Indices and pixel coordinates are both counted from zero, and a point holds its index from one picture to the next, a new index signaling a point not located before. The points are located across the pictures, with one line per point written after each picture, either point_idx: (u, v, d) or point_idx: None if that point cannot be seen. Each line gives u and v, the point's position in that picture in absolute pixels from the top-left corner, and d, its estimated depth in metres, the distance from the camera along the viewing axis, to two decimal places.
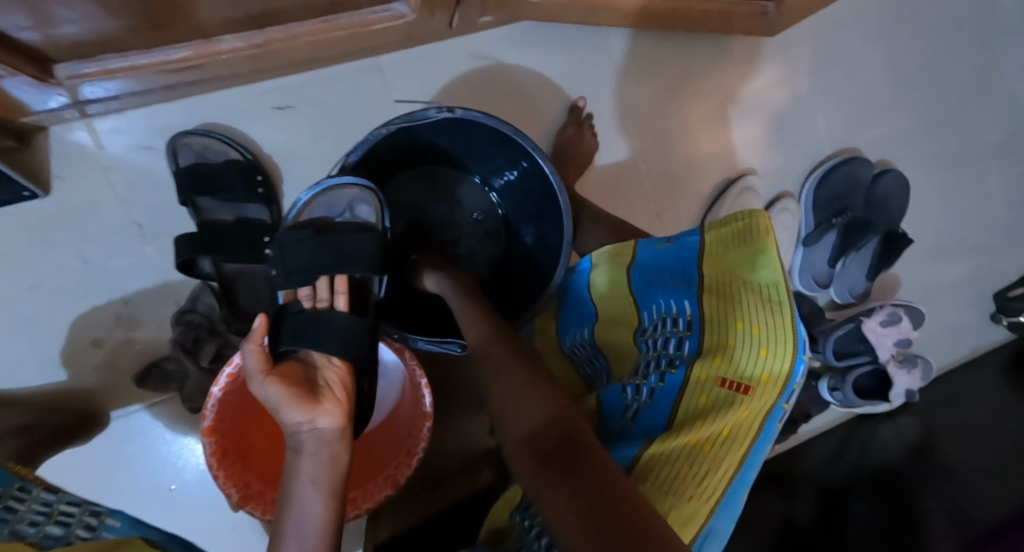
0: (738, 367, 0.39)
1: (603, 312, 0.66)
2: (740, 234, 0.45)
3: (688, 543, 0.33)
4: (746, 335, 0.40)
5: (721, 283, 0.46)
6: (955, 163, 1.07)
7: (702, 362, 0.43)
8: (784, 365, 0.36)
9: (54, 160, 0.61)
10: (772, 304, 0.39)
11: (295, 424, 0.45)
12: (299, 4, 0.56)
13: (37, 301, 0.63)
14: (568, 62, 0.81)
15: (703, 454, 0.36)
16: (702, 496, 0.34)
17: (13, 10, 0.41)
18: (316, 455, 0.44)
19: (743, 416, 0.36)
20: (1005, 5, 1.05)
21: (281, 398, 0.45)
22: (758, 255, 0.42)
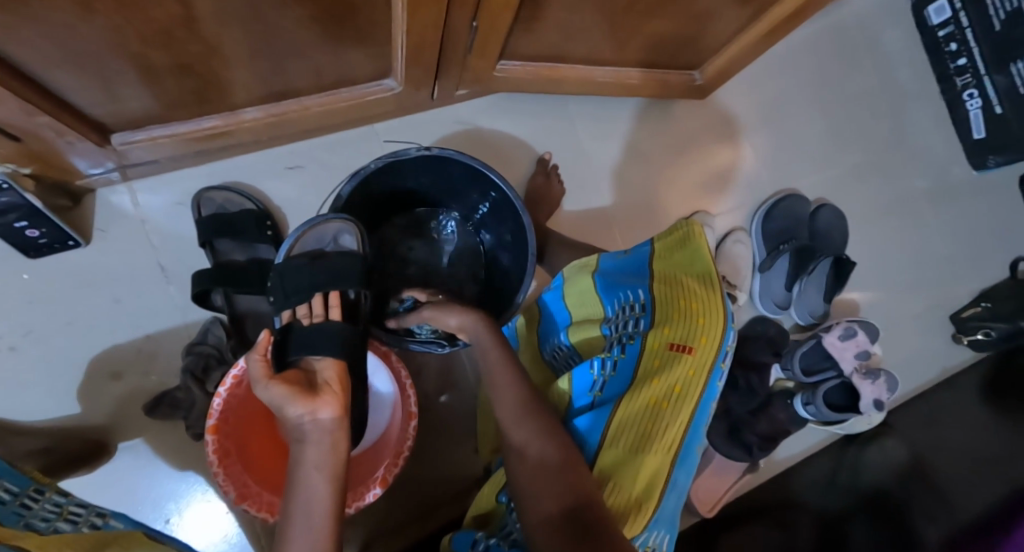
0: (683, 334, 0.44)
1: (578, 314, 0.61)
2: (680, 240, 0.53)
3: (656, 489, 0.40)
4: (690, 312, 0.46)
5: (669, 272, 0.52)
6: (893, 207, 1.15)
7: (655, 333, 0.47)
8: (717, 331, 0.44)
9: (100, 219, 0.69)
10: (709, 287, 0.47)
11: (295, 417, 0.42)
12: (310, 82, 0.63)
13: (57, 335, 0.66)
14: (534, 124, 0.90)
15: (662, 412, 0.42)
16: (665, 449, 0.41)
17: (89, 90, 0.50)
18: (319, 444, 0.42)
19: (692, 376, 0.42)
20: (903, 71, 1.19)
21: (284, 397, 0.42)
22: (697, 251, 0.51)
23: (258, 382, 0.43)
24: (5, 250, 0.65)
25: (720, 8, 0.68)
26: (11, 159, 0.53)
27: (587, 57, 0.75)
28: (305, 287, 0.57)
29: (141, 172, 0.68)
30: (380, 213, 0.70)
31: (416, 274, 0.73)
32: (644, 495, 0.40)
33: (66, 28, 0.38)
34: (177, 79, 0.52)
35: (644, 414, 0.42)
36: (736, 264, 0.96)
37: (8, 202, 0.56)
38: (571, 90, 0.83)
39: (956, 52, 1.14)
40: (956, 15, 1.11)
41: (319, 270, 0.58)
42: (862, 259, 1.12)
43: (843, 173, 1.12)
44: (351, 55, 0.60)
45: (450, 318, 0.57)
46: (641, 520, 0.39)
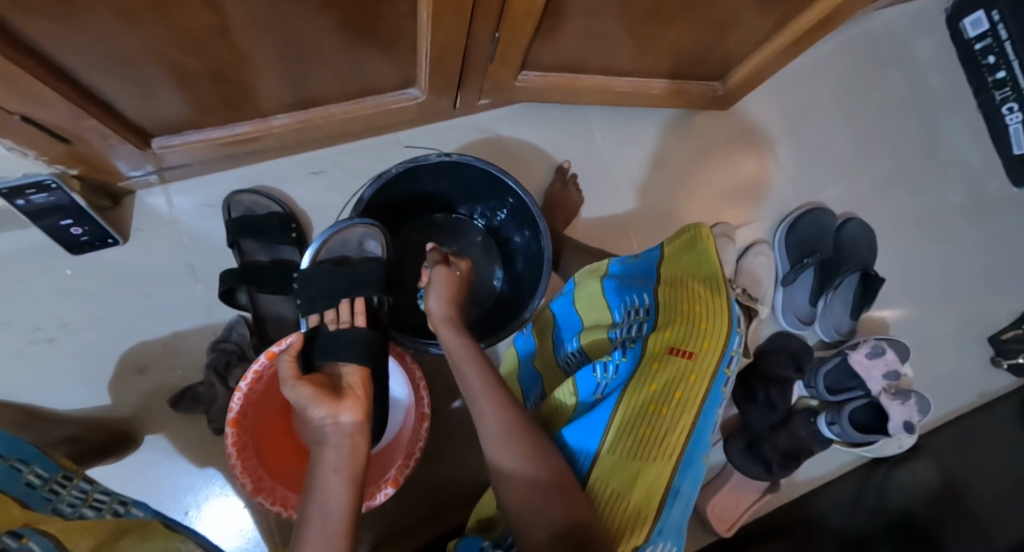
0: (685, 337, 0.42)
1: (587, 318, 0.60)
2: (688, 242, 0.51)
3: (658, 500, 0.37)
4: (693, 316, 0.43)
5: (676, 275, 0.50)
6: (926, 221, 1.12)
7: (656, 335, 0.45)
8: (722, 334, 0.41)
9: (137, 219, 0.72)
10: (715, 290, 0.44)
11: (319, 419, 0.44)
12: (336, 89, 0.65)
13: (93, 330, 0.69)
14: (555, 133, 0.91)
15: (661, 417, 0.40)
16: (665, 455, 0.38)
17: (131, 96, 0.53)
18: (339, 446, 0.43)
19: (692, 380, 0.40)
20: (936, 84, 1.16)
21: (309, 398, 0.45)
22: (704, 254, 0.48)
23: (285, 379, 0.46)
24: (49, 247, 0.68)
25: (745, 17, 0.68)
26: (59, 160, 0.56)
27: (608, 67, 0.76)
28: (329, 293, 0.59)
29: (176, 174, 0.71)
30: (399, 220, 0.72)
31: None
32: (643, 503, 0.38)
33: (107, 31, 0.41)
34: (207, 86, 0.54)
35: (641, 418, 0.41)
36: (758, 278, 0.94)
37: (56, 201, 0.59)
38: (593, 99, 0.83)
39: (994, 64, 1.12)
40: (993, 28, 1.08)
41: (343, 277, 0.60)
42: (894, 276, 1.08)
43: (872, 186, 1.09)
44: (376, 64, 0.62)
45: (432, 297, 0.57)
46: (641, 531, 0.37)
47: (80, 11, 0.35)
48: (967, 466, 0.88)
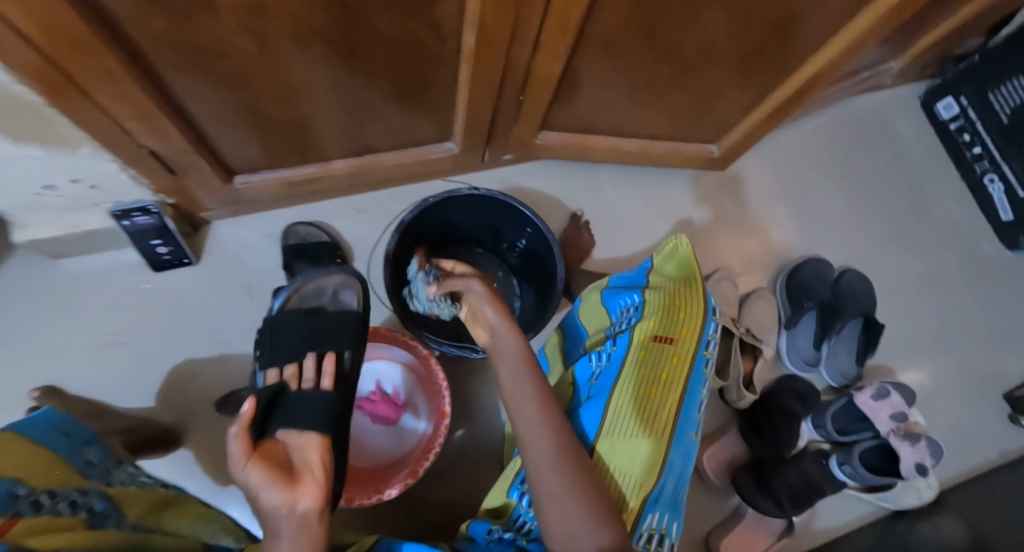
0: (668, 330, 0.52)
1: (590, 325, 0.65)
2: (669, 252, 0.61)
3: (657, 469, 0.45)
4: (674, 313, 0.53)
5: (660, 281, 0.59)
6: (924, 279, 1.17)
7: (642, 327, 0.53)
8: (697, 327, 0.52)
9: (208, 245, 0.83)
10: (691, 294, 0.55)
11: (269, 508, 0.38)
12: (387, 140, 0.78)
13: (158, 337, 0.78)
14: (570, 187, 1.03)
15: (654, 398, 0.48)
16: (660, 431, 0.46)
17: (229, 138, 0.67)
18: (294, 537, 0.37)
19: (675, 364, 0.50)
20: (919, 157, 1.27)
21: (264, 484, 0.38)
22: (683, 263, 0.58)
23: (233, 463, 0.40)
24: (134, 264, 0.79)
25: (731, 89, 0.81)
26: (163, 187, 0.69)
27: (615, 130, 0.89)
28: (296, 345, 0.63)
29: (247, 207, 0.83)
30: (429, 250, 0.81)
31: None
32: (643, 473, 0.44)
33: (230, 73, 0.54)
34: (287, 129, 0.68)
35: (636, 400, 0.48)
36: (762, 320, 0.99)
37: (151, 223, 0.71)
38: (603, 157, 0.96)
39: (969, 141, 1.23)
40: (964, 111, 1.21)
41: (314, 329, 0.64)
42: (898, 330, 1.12)
43: (867, 244, 1.17)
44: (422, 118, 0.75)
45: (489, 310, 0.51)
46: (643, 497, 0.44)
47: (219, 40, 0.49)
48: (990, 519, 0.86)
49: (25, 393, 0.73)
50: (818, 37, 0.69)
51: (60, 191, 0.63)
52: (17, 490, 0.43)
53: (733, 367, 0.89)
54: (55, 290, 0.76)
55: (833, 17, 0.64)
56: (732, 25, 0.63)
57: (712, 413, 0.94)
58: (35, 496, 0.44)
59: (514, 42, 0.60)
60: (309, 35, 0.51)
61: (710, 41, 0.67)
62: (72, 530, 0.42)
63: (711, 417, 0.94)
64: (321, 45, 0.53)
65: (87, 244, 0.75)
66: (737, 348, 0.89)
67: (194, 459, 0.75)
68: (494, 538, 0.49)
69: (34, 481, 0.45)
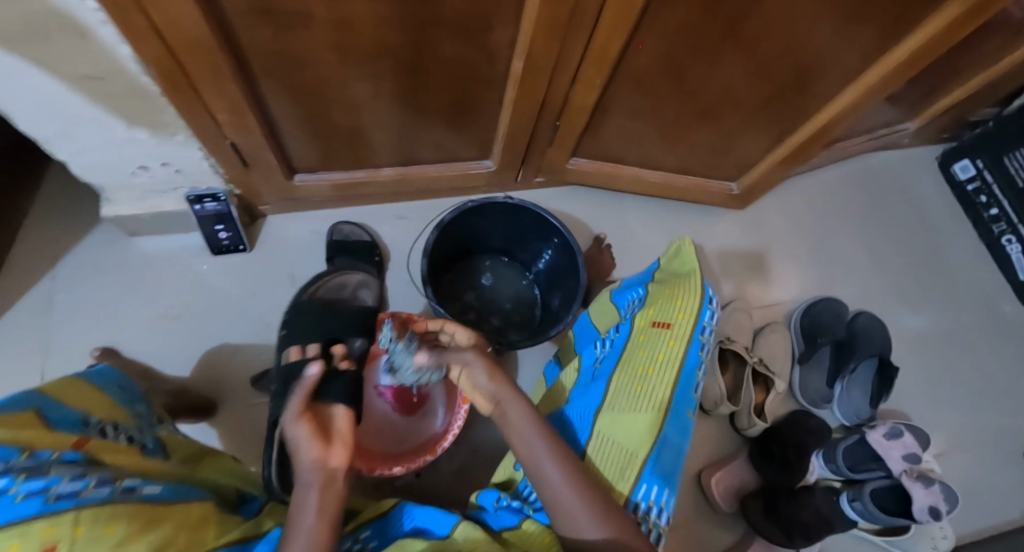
0: (666, 317, 0.61)
1: (601, 324, 0.74)
2: (675, 250, 0.69)
3: (653, 439, 0.52)
4: (674, 302, 0.62)
5: (665, 277, 0.68)
6: (943, 331, 1.18)
7: (644, 318, 0.63)
8: (694, 311, 0.60)
9: (262, 236, 0.91)
10: (691, 283, 0.63)
11: (305, 462, 0.46)
12: (432, 153, 0.86)
13: (208, 313, 0.85)
14: (595, 213, 1.10)
15: (651, 378, 0.57)
16: (656, 405, 0.55)
17: (297, 141, 0.75)
18: (320, 489, 0.45)
19: (672, 347, 0.59)
20: (937, 213, 1.31)
21: (304, 441, 0.46)
22: (685, 256, 0.66)
23: (292, 413, 0.48)
24: (196, 246, 0.88)
25: (751, 131, 0.87)
26: (235, 178, 0.78)
27: (640, 161, 0.97)
28: (315, 330, 0.67)
29: (300, 205, 0.92)
30: (462, 254, 0.88)
31: (478, 303, 0.87)
32: (638, 442, 0.52)
33: (311, 82, 0.63)
34: (348, 137, 0.77)
35: (635, 380, 0.57)
36: (774, 353, 1.01)
37: (219, 209, 0.80)
38: (628, 186, 1.03)
39: (986, 203, 1.26)
40: (981, 172, 1.25)
41: (330, 319, 0.69)
42: (915, 378, 1.12)
43: (884, 292, 1.19)
44: (466, 136, 0.84)
45: (479, 374, 0.55)
46: (638, 462, 0.51)
47: (309, 56, 0.57)
48: None
49: (84, 352, 0.80)
50: (831, 87, 0.75)
51: (151, 173, 0.73)
52: (89, 418, 0.49)
53: (745, 392, 0.92)
54: (125, 262, 0.85)
55: (845, 70, 0.71)
56: (750, 71, 0.71)
57: (722, 440, 0.95)
58: (103, 424, 0.50)
59: (556, 73, 0.69)
60: (383, 53, 0.60)
61: (729, 85, 0.74)
62: (132, 456, 0.48)
63: (721, 443, 0.95)
64: (391, 62, 0.62)
65: (159, 225, 0.84)
66: (749, 375, 0.92)
67: (227, 428, 0.80)
68: (502, 505, 0.55)
69: (102, 414, 0.52)
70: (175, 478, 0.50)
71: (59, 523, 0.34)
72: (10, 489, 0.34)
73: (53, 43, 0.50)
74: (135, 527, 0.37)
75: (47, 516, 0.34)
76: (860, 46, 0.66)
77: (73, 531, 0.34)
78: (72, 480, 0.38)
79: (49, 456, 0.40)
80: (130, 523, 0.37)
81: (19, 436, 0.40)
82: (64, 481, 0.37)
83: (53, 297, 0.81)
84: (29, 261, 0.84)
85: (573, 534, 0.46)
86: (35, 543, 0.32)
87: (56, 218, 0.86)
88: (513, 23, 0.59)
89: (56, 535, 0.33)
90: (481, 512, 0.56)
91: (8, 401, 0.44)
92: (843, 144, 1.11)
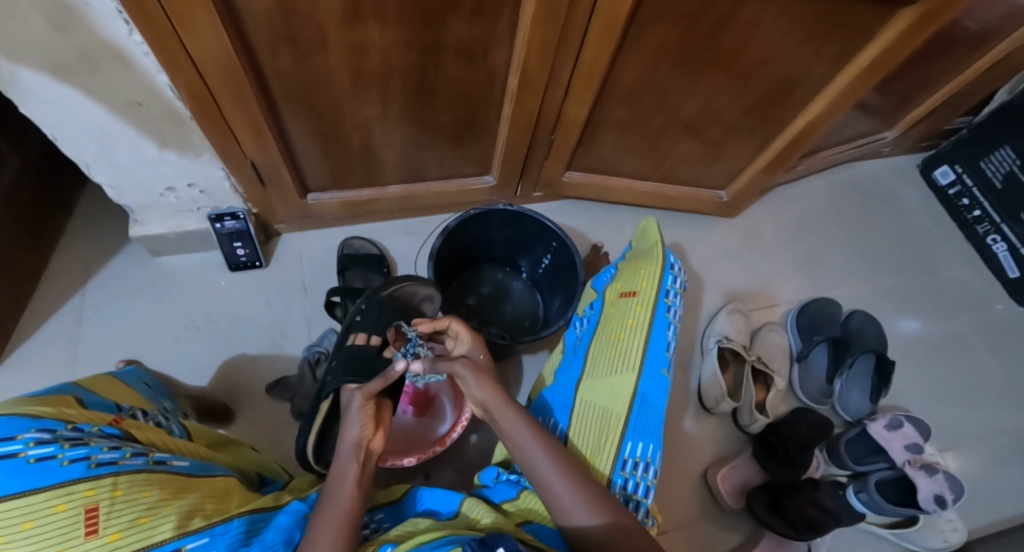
0: (633, 289, 0.74)
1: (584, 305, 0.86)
2: (641, 234, 0.82)
3: (630, 393, 0.63)
4: (639, 276, 0.75)
5: (635, 257, 0.81)
6: (938, 329, 1.20)
7: (615, 294, 0.76)
8: (656, 279, 0.72)
9: (278, 252, 0.97)
10: (652, 258, 0.76)
11: (351, 437, 0.52)
12: (435, 170, 0.92)
13: (226, 325, 0.90)
14: (592, 223, 1.15)
15: (624, 342, 0.68)
16: (630, 364, 0.65)
17: (310, 162, 0.82)
18: (360, 460, 0.51)
19: (639, 312, 0.70)
20: (924, 216, 1.35)
21: (359, 421, 0.52)
22: (650, 237, 0.79)
23: (364, 389, 0.54)
24: (216, 263, 0.94)
25: (732, 141, 0.93)
26: (253, 198, 0.84)
27: (632, 173, 1.03)
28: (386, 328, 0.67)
29: (313, 223, 0.98)
30: (466, 262, 0.93)
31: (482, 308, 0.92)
32: (618, 399, 0.63)
33: (324, 105, 0.69)
34: (356, 156, 0.83)
35: (611, 347, 0.69)
36: (773, 352, 1.04)
37: (237, 227, 0.87)
38: (622, 196, 1.08)
39: (969, 205, 1.31)
40: (961, 177, 1.30)
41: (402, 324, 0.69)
42: (913, 375, 1.14)
43: (878, 292, 1.22)
44: (467, 152, 0.90)
45: (477, 388, 0.57)
46: (620, 417, 0.61)
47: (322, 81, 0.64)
48: None
49: (112, 363, 0.85)
50: (804, 96, 0.80)
51: (177, 194, 0.80)
52: (121, 405, 0.53)
53: (745, 388, 0.95)
54: (149, 279, 0.92)
55: (814, 80, 0.77)
56: (727, 83, 0.76)
57: (723, 437, 0.98)
58: (133, 411, 0.54)
59: (549, 89, 0.75)
60: (390, 75, 0.66)
61: (708, 97, 0.80)
62: (161, 434, 0.51)
63: (725, 441, 0.97)
64: (397, 82, 0.68)
65: (183, 244, 0.91)
66: (748, 372, 0.95)
67: (245, 434, 0.83)
68: (502, 479, 0.63)
69: (131, 402, 0.55)
70: (201, 457, 0.53)
71: (99, 486, 0.37)
72: (58, 454, 0.37)
73: (102, 73, 0.56)
74: (166, 493, 0.41)
75: (90, 479, 0.37)
76: (824, 58, 0.72)
77: (112, 494, 0.37)
78: (110, 450, 0.40)
79: (89, 429, 0.42)
80: (161, 490, 0.41)
81: (60, 412, 0.42)
82: (104, 450, 0.40)
83: (82, 312, 0.88)
84: (64, 280, 0.90)
85: (579, 509, 0.49)
86: (79, 502, 0.35)
87: (90, 241, 0.94)
88: (507, 44, 0.65)
89: (97, 496, 0.36)
90: (483, 488, 0.64)
91: (49, 390, 0.47)
92: (825, 153, 1.17)
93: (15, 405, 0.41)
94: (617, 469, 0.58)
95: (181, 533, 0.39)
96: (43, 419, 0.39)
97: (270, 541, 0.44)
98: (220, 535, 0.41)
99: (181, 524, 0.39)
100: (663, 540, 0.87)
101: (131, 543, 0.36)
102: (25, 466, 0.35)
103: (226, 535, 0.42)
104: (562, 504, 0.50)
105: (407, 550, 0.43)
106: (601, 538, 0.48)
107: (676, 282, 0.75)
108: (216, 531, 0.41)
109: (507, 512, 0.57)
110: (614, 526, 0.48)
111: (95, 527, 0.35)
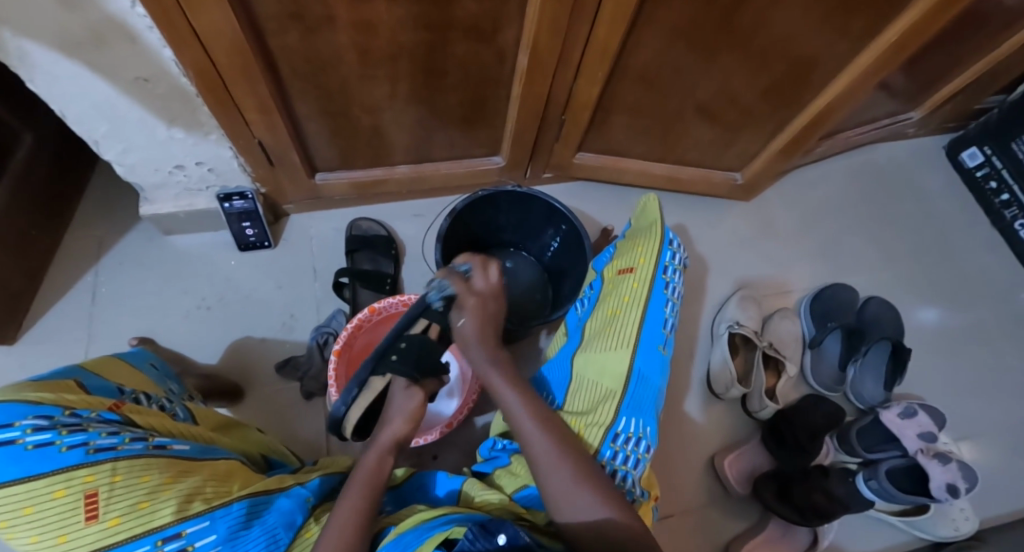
0: (630, 265, 0.72)
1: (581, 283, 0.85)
2: (642, 209, 0.80)
3: (625, 372, 0.62)
4: (637, 252, 0.73)
5: (635, 233, 0.79)
6: (957, 316, 1.17)
7: (612, 270, 0.75)
8: (655, 256, 0.71)
9: (287, 232, 0.98)
10: (652, 233, 0.74)
11: (388, 433, 0.56)
12: (443, 152, 0.91)
13: (236, 304, 0.91)
14: (602, 206, 1.13)
15: (620, 318, 0.67)
16: (626, 340, 0.64)
17: (318, 143, 0.81)
18: (375, 455, 0.54)
19: (636, 289, 0.69)
20: (949, 200, 1.30)
21: (408, 419, 0.58)
22: (650, 212, 0.77)
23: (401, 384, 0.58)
24: (226, 243, 0.95)
25: (749, 122, 0.90)
26: (262, 177, 0.84)
27: (643, 155, 1.00)
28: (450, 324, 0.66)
29: (321, 204, 0.98)
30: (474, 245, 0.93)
31: None
32: (613, 378, 0.62)
33: (329, 84, 0.68)
34: (363, 136, 0.82)
35: (608, 323, 0.67)
36: (784, 339, 1.02)
37: (246, 207, 0.87)
38: (633, 178, 1.06)
39: (996, 190, 1.25)
40: (989, 160, 1.25)
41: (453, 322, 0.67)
42: (931, 364, 1.11)
43: (896, 279, 1.19)
44: (475, 133, 0.88)
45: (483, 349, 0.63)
46: (614, 394, 0.61)
47: (326, 58, 0.63)
48: None
49: (125, 340, 0.87)
50: (826, 74, 0.77)
51: (186, 171, 0.80)
52: (123, 388, 0.53)
53: (755, 376, 0.94)
54: (161, 258, 0.93)
55: (839, 58, 0.73)
56: (745, 62, 0.73)
57: (731, 423, 0.97)
58: (136, 394, 0.54)
59: (560, 69, 0.73)
60: (398, 52, 0.64)
61: (726, 76, 0.77)
62: (163, 417, 0.51)
63: (734, 428, 0.97)
64: (404, 62, 0.67)
65: (193, 223, 0.91)
66: (759, 358, 0.94)
67: (257, 411, 0.85)
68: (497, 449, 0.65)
69: (134, 385, 0.55)
70: (203, 440, 0.53)
71: (99, 471, 0.37)
72: (56, 441, 0.37)
73: (109, 51, 0.56)
74: (166, 477, 0.41)
75: (88, 466, 0.37)
76: (849, 33, 0.68)
77: (111, 479, 0.38)
78: (109, 435, 0.40)
79: (87, 414, 0.42)
80: (161, 473, 0.41)
81: (59, 397, 0.42)
82: (103, 435, 0.40)
83: (96, 290, 0.90)
84: (78, 259, 0.91)
85: (581, 492, 0.49)
86: (78, 488, 0.36)
87: (103, 219, 0.95)
88: (517, 21, 0.63)
89: (96, 481, 0.37)
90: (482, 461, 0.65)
91: (51, 373, 0.47)
92: (846, 134, 1.12)
93: (15, 390, 0.40)
94: (608, 441, 0.57)
95: (180, 518, 0.39)
96: (41, 405, 0.39)
97: (270, 524, 0.45)
98: (220, 519, 0.42)
99: (181, 508, 0.40)
100: (669, 522, 0.88)
101: (131, 528, 0.37)
102: (23, 452, 0.36)
103: (227, 518, 0.42)
104: (566, 488, 0.50)
105: (401, 532, 0.44)
106: (604, 521, 0.48)
107: (675, 259, 0.73)
108: (216, 515, 0.42)
109: (505, 489, 0.58)
110: (617, 510, 0.49)
111: (95, 512, 0.37)
